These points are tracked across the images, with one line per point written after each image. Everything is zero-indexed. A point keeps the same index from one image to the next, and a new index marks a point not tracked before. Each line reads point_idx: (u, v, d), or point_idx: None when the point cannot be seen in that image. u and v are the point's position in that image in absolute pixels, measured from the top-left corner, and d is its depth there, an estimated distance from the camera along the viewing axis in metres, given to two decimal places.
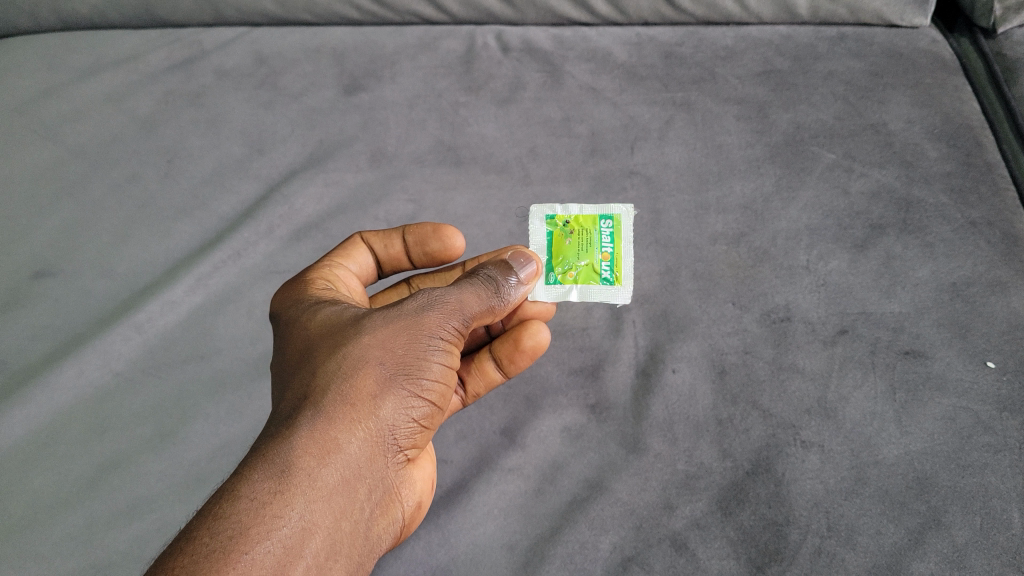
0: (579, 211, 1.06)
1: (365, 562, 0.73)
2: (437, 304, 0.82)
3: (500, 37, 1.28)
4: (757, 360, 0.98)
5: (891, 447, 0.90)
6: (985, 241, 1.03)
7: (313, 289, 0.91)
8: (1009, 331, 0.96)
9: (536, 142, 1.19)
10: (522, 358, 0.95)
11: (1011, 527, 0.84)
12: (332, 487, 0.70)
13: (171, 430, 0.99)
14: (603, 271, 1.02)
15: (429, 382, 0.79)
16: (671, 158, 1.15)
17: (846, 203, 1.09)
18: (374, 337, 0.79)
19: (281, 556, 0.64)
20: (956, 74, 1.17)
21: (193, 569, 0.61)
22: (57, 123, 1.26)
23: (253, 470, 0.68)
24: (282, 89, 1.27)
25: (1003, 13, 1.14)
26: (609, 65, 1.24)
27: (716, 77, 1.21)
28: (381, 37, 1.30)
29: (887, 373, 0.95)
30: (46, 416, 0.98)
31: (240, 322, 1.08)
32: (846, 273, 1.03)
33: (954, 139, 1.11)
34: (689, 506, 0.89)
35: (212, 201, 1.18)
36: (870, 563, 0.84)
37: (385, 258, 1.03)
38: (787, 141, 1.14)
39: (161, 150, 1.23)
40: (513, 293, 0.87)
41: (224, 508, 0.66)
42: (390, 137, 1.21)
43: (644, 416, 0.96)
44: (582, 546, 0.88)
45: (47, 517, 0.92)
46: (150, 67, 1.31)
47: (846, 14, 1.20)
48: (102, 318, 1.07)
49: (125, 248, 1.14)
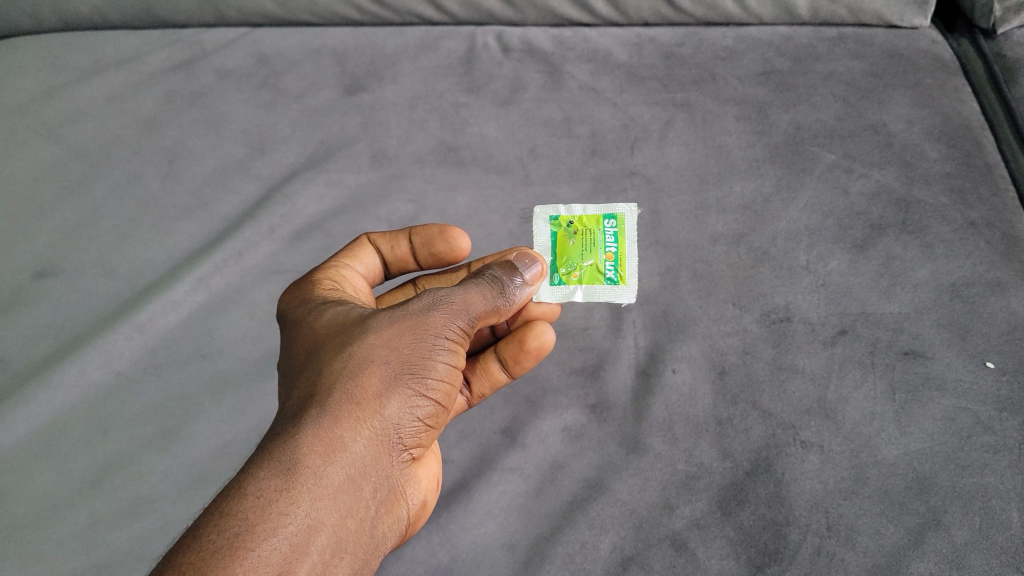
0: (583, 211, 1.05)
1: (371, 561, 0.73)
2: (442, 304, 0.82)
3: (501, 37, 1.28)
4: (757, 360, 0.98)
5: (891, 447, 0.91)
6: (984, 241, 1.03)
7: (320, 289, 0.92)
8: (1009, 332, 0.96)
9: (537, 143, 1.19)
10: (528, 359, 0.95)
11: (1010, 527, 0.84)
12: (338, 485, 0.70)
13: (173, 430, 1.00)
14: (607, 271, 1.01)
15: (434, 382, 0.79)
16: (671, 158, 1.15)
17: (846, 203, 1.09)
18: (380, 337, 0.79)
19: (287, 553, 0.65)
20: (955, 74, 1.17)
21: (200, 566, 0.61)
22: (59, 123, 1.27)
23: (260, 468, 0.69)
24: (283, 89, 1.27)
25: (1003, 14, 1.14)
26: (610, 65, 1.24)
27: (717, 78, 1.21)
28: (382, 38, 1.30)
29: (887, 373, 0.95)
30: (48, 415, 0.99)
31: (241, 322, 1.08)
32: (846, 274, 1.04)
33: (954, 139, 1.11)
34: (689, 506, 0.89)
35: (213, 202, 1.18)
36: (870, 563, 0.84)
37: (392, 259, 1.03)
38: (788, 141, 1.14)
39: (162, 151, 1.23)
40: (518, 293, 0.88)
41: (230, 506, 0.66)
42: (390, 137, 1.21)
43: (645, 416, 0.97)
44: (582, 546, 0.88)
45: (50, 517, 0.92)
46: (152, 67, 1.31)
47: (846, 14, 1.20)
48: (104, 318, 1.07)
49: (127, 248, 1.14)
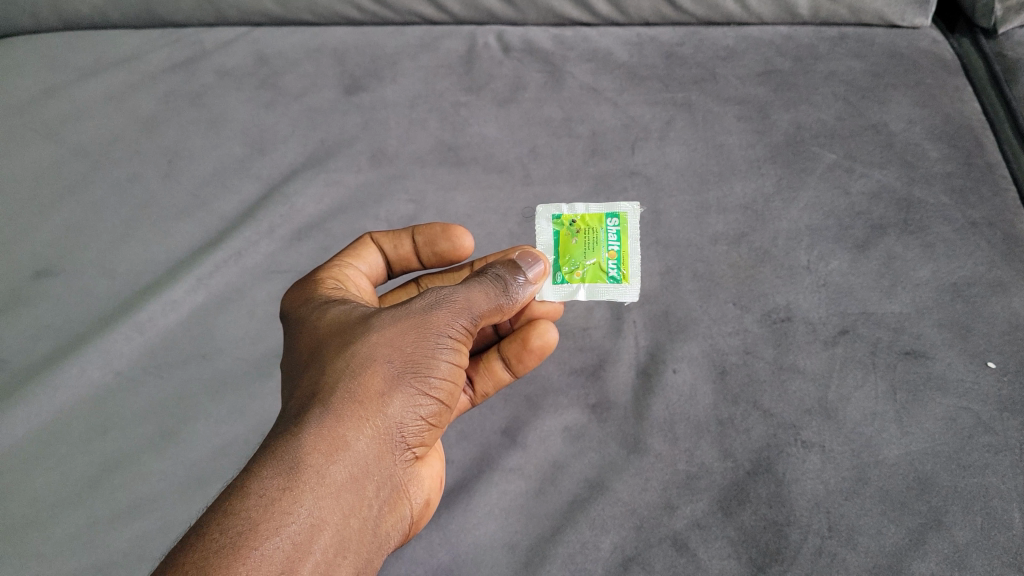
0: (586, 210, 1.05)
1: (373, 560, 0.73)
2: (445, 303, 0.82)
3: (501, 37, 1.28)
4: (758, 360, 0.98)
5: (892, 447, 0.90)
6: (985, 241, 1.03)
7: (323, 288, 0.91)
8: (1010, 332, 0.96)
9: (537, 142, 1.19)
10: (530, 358, 0.95)
11: (1011, 527, 0.84)
12: (341, 484, 0.70)
13: (173, 429, 0.99)
14: (610, 270, 1.01)
15: (437, 380, 0.79)
16: (672, 158, 1.15)
17: (847, 203, 1.09)
18: (383, 335, 0.79)
19: (290, 552, 0.64)
20: (956, 74, 1.17)
21: (203, 565, 0.61)
22: (58, 122, 1.26)
23: (263, 467, 0.68)
24: (283, 89, 1.27)
25: (1004, 13, 1.14)
26: (610, 65, 1.24)
27: (717, 77, 1.21)
28: (382, 37, 1.30)
29: (888, 373, 0.95)
30: (48, 415, 0.98)
31: (241, 322, 1.08)
32: (847, 273, 1.03)
33: (955, 139, 1.11)
34: (690, 506, 0.89)
35: (213, 201, 1.18)
36: (871, 563, 0.84)
37: (394, 259, 1.03)
38: (788, 141, 1.14)
39: (162, 150, 1.23)
40: (521, 291, 0.88)
41: (234, 505, 0.65)
42: (390, 137, 1.21)
43: (645, 416, 0.96)
44: (582, 546, 0.88)
45: (49, 517, 0.92)
46: (151, 67, 1.31)
47: (847, 14, 1.20)
48: (103, 318, 1.07)
49: (126, 248, 1.14)
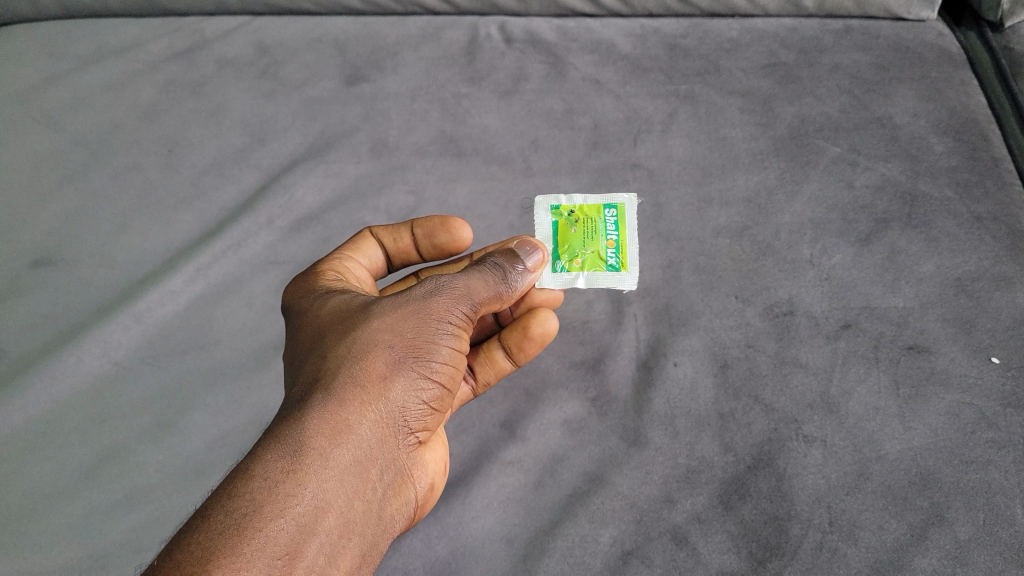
0: (584, 200, 1.05)
1: (378, 543, 0.72)
2: (445, 290, 0.81)
3: (504, 28, 1.27)
4: (760, 353, 0.97)
5: (894, 442, 0.90)
6: (990, 236, 1.02)
7: (324, 280, 0.91)
8: (1014, 327, 0.95)
9: (539, 134, 1.18)
10: (532, 346, 0.95)
11: (1014, 523, 0.83)
12: (345, 466, 0.69)
13: (171, 420, 0.99)
14: (609, 258, 1.01)
15: (439, 364, 0.78)
16: (675, 151, 1.14)
17: (851, 196, 1.08)
18: (384, 322, 0.78)
19: (295, 533, 0.64)
20: (963, 67, 1.16)
21: (209, 547, 0.61)
22: (58, 111, 1.26)
23: (266, 451, 0.68)
24: (283, 79, 1.26)
25: (1011, 6, 1.13)
26: (613, 56, 1.23)
27: (721, 69, 1.20)
28: (384, 27, 1.29)
29: (890, 367, 0.94)
30: (45, 404, 0.98)
31: (239, 312, 1.07)
32: (850, 268, 1.03)
33: (960, 132, 1.10)
34: (690, 500, 0.89)
35: (212, 191, 1.17)
36: (872, 558, 0.83)
37: (394, 252, 1.02)
38: (792, 134, 1.13)
39: (162, 140, 1.22)
40: (521, 280, 0.87)
41: (237, 488, 0.65)
42: (391, 128, 1.20)
43: (645, 409, 0.96)
44: (582, 540, 0.88)
45: (45, 507, 0.91)
46: (151, 55, 1.30)
47: (852, 6, 1.19)
48: (101, 307, 1.06)
49: (125, 237, 1.13)
